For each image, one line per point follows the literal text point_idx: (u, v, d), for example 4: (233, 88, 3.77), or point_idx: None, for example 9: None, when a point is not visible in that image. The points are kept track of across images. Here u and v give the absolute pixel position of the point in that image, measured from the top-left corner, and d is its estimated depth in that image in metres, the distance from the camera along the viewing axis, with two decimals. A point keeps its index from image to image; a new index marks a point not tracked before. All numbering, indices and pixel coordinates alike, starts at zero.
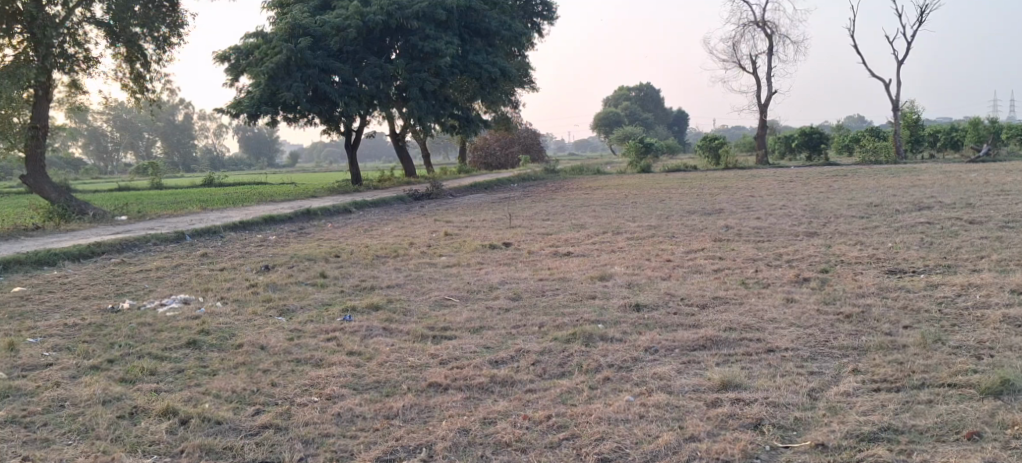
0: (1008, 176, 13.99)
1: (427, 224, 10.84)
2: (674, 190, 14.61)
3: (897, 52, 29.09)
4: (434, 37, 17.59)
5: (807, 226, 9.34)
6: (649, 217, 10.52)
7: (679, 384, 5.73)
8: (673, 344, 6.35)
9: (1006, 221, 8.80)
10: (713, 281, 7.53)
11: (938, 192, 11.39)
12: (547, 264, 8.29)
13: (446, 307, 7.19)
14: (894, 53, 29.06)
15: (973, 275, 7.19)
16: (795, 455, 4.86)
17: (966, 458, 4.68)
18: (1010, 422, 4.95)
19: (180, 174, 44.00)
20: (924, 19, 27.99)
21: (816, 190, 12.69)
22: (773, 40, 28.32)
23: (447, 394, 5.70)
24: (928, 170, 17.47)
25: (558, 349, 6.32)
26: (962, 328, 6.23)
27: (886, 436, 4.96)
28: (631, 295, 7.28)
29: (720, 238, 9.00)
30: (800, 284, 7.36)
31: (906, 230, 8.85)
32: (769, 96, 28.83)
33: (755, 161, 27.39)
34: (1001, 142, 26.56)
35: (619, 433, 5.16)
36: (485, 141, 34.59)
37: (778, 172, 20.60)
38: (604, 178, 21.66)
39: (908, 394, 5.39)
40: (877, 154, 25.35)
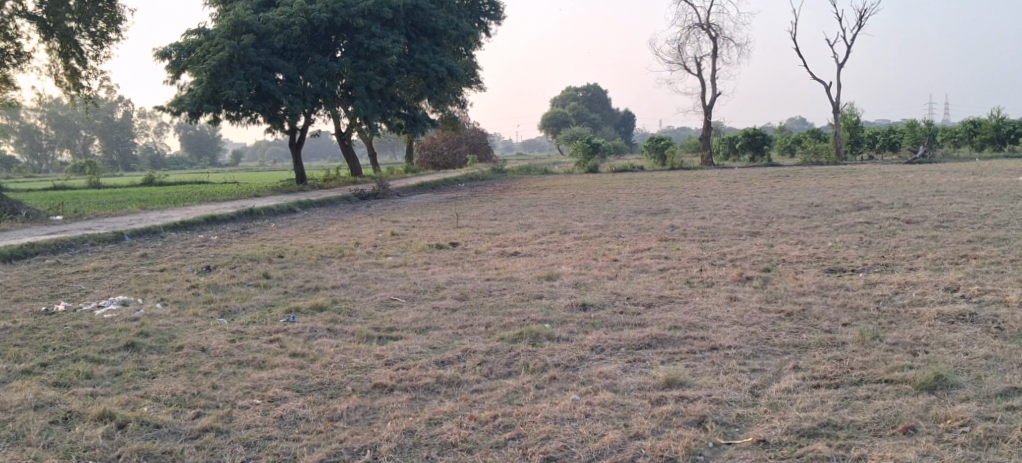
0: (941, 177, 14.34)
1: (374, 224, 10.77)
2: (620, 190, 14.72)
3: (837, 55, 29.70)
4: (380, 35, 17.53)
5: (750, 226, 9.48)
6: (596, 217, 10.58)
7: (625, 382, 5.77)
8: (619, 343, 6.40)
9: (941, 221, 9.03)
10: (658, 281, 7.61)
11: (876, 192, 11.67)
12: (494, 264, 8.30)
13: (393, 307, 7.17)
14: (835, 56, 29.66)
15: (909, 273, 7.37)
16: (736, 451, 4.93)
17: (902, 452, 4.78)
18: (944, 416, 5.06)
19: (115, 172, 43.10)
20: (863, 23, 28.62)
21: (758, 191, 12.90)
22: (717, 42, 28.71)
23: (393, 395, 5.67)
24: (865, 171, 17.93)
25: (504, 349, 6.33)
26: (899, 325, 6.38)
27: (825, 431, 5.05)
28: (577, 295, 7.32)
29: (665, 238, 9.09)
30: (743, 282, 7.47)
31: (846, 229, 9.03)
32: (714, 97, 29.22)
33: (701, 162, 27.82)
34: (936, 144, 27.33)
35: (565, 432, 5.19)
36: (432, 142, 34.46)
37: (722, 173, 20.92)
38: (555, 178, 21.76)
39: (846, 390, 5.50)
40: (818, 155, 25.97)
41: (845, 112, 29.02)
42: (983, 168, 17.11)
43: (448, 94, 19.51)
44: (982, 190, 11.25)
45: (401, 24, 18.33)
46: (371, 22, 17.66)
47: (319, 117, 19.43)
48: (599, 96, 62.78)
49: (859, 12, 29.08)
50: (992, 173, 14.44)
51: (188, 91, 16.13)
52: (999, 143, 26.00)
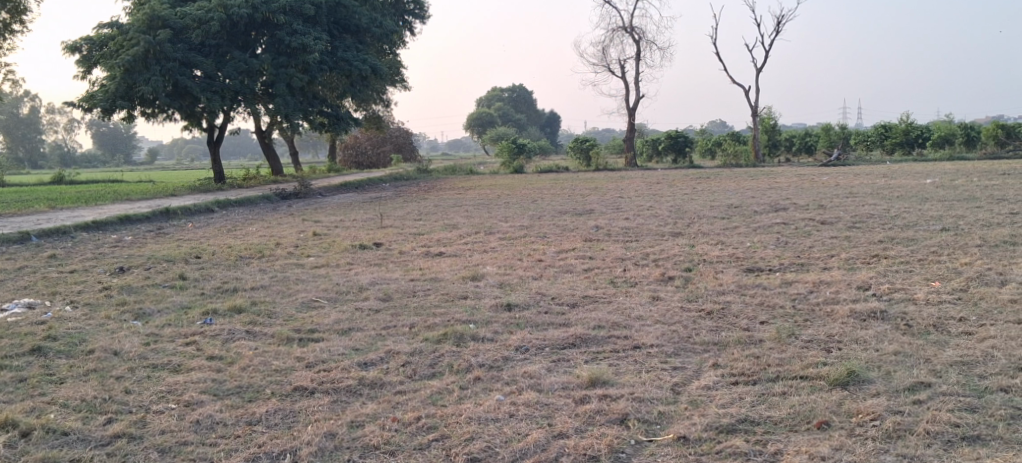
0: (853, 179, 14.80)
1: (297, 224, 10.60)
2: (545, 191, 14.81)
3: (756, 60, 30.46)
4: (302, 32, 17.28)
5: (672, 226, 9.66)
6: (521, 217, 10.63)
7: (549, 382, 5.80)
8: (543, 342, 6.43)
9: (854, 222, 9.34)
10: (582, 280, 7.68)
11: (793, 194, 12.00)
12: (418, 264, 8.27)
13: (314, 308, 7.06)
14: (754, 61, 30.41)
15: (823, 272, 7.60)
16: (657, 448, 5.00)
17: (816, 446, 4.91)
18: (856, 411, 5.22)
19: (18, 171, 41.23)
20: (780, 28, 29.41)
21: (680, 193, 13.14)
22: (640, 45, 29.12)
23: (314, 398, 5.58)
24: (781, 173, 18.47)
25: (428, 350, 6.29)
26: (814, 323, 6.57)
27: (743, 427, 5.16)
28: (502, 295, 7.34)
29: (590, 238, 9.18)
30: (665, 282, 7.60)
31: (764, 229, 9.28)
32: (638, 99, 29.64)
33: (624, 163, 28.24)
34: (849, 148, 28.27)
35: (488, 432, 5.18)
36: (356, 141, 34.07)
37: (646, 174, 21.23)
38: (483, 179, 21.78)
39: (764, 386, 5.64)
40: (738, 158, 26.59)
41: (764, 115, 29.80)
42: (892, 170, 17.80)
43: (370, 92, 19.58)
44: (891, 191, 11.70)
45: (324, 21, 18.18)
46: (293, 19, 17.43)
47: (238, 114, 19.06)
48: (524, 96, 63.14)
49: (777, 18, 29.94)
50: (900, 176, 15.03)
51: (100, 88, 15.84)
52: (908, 147, 27.14)
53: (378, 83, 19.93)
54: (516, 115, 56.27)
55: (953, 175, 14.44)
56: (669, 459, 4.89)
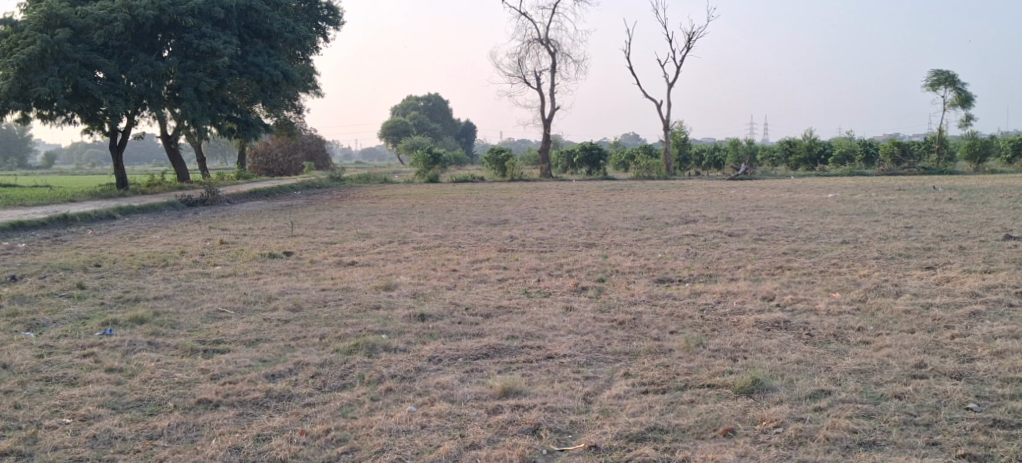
0: (760, 193, 15.26)
1: (203, 232, 10.31)
2: (461, 200, 14.80)
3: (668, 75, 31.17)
4: (211, 35, 16.88)
5: (586, 237, 9.78)
6: (436, 227, 10.59)
7: (462, 392, 5.78)
8: (456, 353, 6.41)
9: (760, 235, 9.64)
10: (497, 290, 7.70)
11: (702, 207, 12.29)
12: (330, 274, 8.14)
13: (220, 319, 6.86)
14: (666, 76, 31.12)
15: (730, 283, 7.81)
16: (568, 457, 5.03)
17: (722, 453, 5.02)
18: (759, 419, 5.36)
19: None
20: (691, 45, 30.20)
21: (593, 204, 13.31)
22: (556, 57, 29.45)
23: (219, 411, 5.42)
24: (691, 186, 18.98)
25: (339, 361, 6.19)
26: (721, 333, 6.73)
27: (651, 435, 5.24)
28: (416, 305, 7.28)
29: (504, 248, 9.21)
30: (579, 292, 7.68)
31: (674, 241, 9.49)
32: (553, 111, 29.95)
33: (539, 174, 28.43)
34: (757, 162, 29.20)
35: (399, 444, 5.13)
36: (267, 147, 32.68)
37: (562, 185, 21.45)
38: (399, 188, 21.62)
39: (672, 395, 5.74)
40: (650, 170, 27.16)
41: (677, 129, 30.49)
42: (795, 185, 18.47)
43: (282, 98, 19.32)
44: (794, 205, 12.12)
45: (234, 25, 17.78)
46: (201, 22, 17.00)
47: (144, 117, 18.44)
48: (440, 105, 63.07)
49: (687, 34, 30.74)
50: (803, 190, 15.60)
51: None
52: (811, 163, 28.13)
53: (291, 89, 19.65)
54: (432, 124, 56.10)
55: (852, 190, 15.07)
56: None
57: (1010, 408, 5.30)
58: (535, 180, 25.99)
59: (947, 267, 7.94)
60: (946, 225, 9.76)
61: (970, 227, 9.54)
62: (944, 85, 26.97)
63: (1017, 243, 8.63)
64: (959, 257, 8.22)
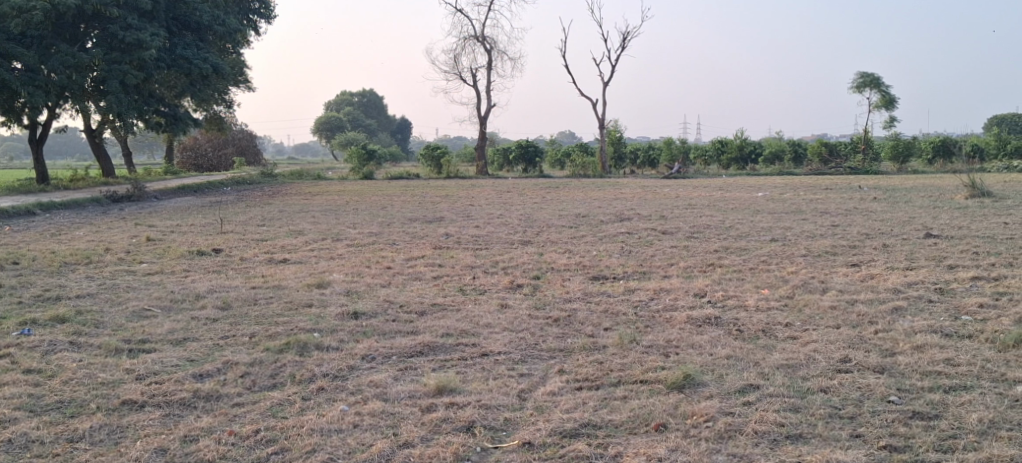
0: (693, 192, 15.48)
1: (128, 229, 10.04)
2: (395, 198, 14.69)
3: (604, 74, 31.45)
4: (137, 27, 16.42)
5: (522, 235, 9.80)
6: (370, 224, 10.50)
7: (395, 391, 5.74)
8: (390, 351, 6.36)
9: (692, 232, 9.80)
10: (432, 288, 7.66)
11: (636, 205, 12.42)
12: (260, 271, 8.00)
13: (146, 318, 6.69)
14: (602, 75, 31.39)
15: (664, 280, 7.92)
16: (502, 454, 5.04)
17: (653, 448, 5.08)
18: (690, 413, 5.44)
19: None
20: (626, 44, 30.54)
21: (529, 202, 13.35)
22: (492, 54, 29.44)
23: (144, 412, 5.29)
24: (626, 184, 19.20)
25: (269, 360, 6.09)
26: (653, 329, 6.82)
27: (585, 431, 5.28)
28: (349, 303, 7.21)
29: (439, 246, 9.19)
30: (514, 290, 7.69)
31: (609, 239, 9.58)
32: (490, 108, 29.95)
33: (476, 171, 28.49)
34: (690, 160, 29.67)
35: (331, 444, 5.07)
36: (195, 142, 32.50)
37: (498, 182, 21.46)
38: (334, 184, 21.37)
39: (606, 391, 5.80)
40: (585, 169, 27.32)
41: (612, 128, 30.78)
42: (727, 184, 18.81)
43: (211, 92, 18.98)
44: (726, 204, 12.34)
45: (161, 16, 17.35)
46: (127, 13, 16.54)
47: (67, 110, 17.89)
48: (374, 101, 62.66)
49: (622, 34, 31.05)
50: (735, 189, 15.90)
51: None
52: (742, 162, 28.70)
53: (220, 83, 19.32)
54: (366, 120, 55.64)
55: (781, 190, 15.41)
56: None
57: (928, 400, 5.48)
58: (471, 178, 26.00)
59: (871, 264, 8.18)
60: (871, 223, 10.04)
61: (893, 226, 9.85)
62: (869, 87, 27.78)
63: (937, 241, 8.93)
64: (883, 254, 8.48)
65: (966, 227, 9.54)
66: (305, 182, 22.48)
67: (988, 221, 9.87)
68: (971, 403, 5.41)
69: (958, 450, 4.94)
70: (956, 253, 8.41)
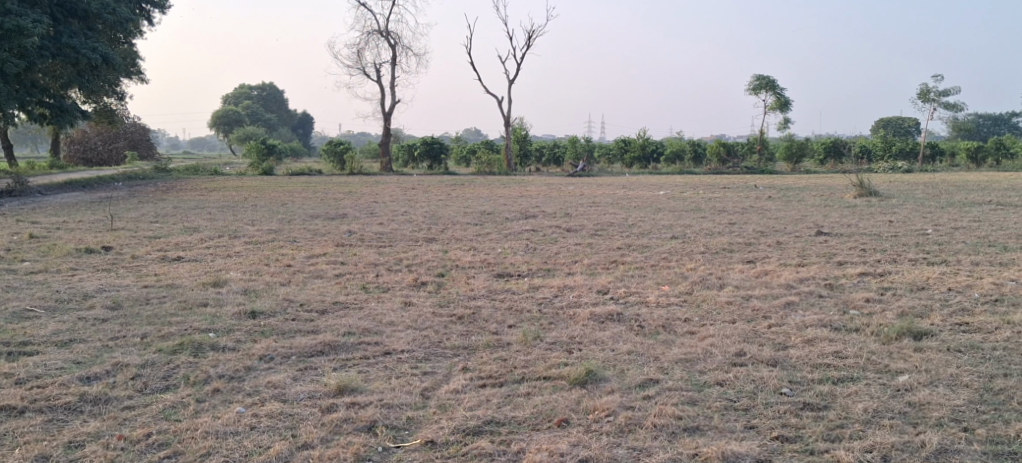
0: (597, 190, 15.73)
1: (8, 225, 9.52)
2: (297, 194, 14.43)
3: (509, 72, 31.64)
4: (18, 13, 15.55)
5: (426, 232, 9.75)
6: (270, 221, 10.26)
7: (295, 391, 5.62)
8: (289, 350, 6.23)
9: (596, 230, 9.95)
10: (334, 286, 7.54)
11: (542, 202, 12.54)
12: (153, 270, 7.72)
13: (27, 319, 6.36)
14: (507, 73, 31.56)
15: (567, 277, 8.01)
16: (404, 454, 4.99)
17: (556, 444, 5.12)
18: (592, 408, 5.51)
19: None
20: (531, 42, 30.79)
21: (434, 198, 13.31)
22: (396, 49, 29.17)
23: (25, 419, 5.04)
24: (531, 182, 19.33)
25: (161, 362, 5.88)
26: (557, 326, 6.88)
27: (488, 428, 5.28)
28: (246, 302, 7.03)
29: (342, 243, 9.04)
30: (418, 287, 7.64)
31: (514, 236, 9.63)
32: (394, 103, 29.67)
33: (380, 167, 28.19)
34: (594, 159, 30.10)
35: (226, 446, 4.94)
36: (83, 135, 30.57)
37: (402, 179, 21.27)
38: (232, 180, 20.71)
39: (509, 388, 5.82)
40: (491, 166, 27.35)
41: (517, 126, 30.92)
42: (630, 182, 19.18)
43: (100, 84, 18.22)
44: (628, 202, 12.58)
45: (44, 3, 16.46)
46: None
47: None
48: (275, 94, 61.30)
49: (528, 32, 31.28)
50: (637, 188, 16.17)
51: None
52: (645, 161, 29.33)
53: (110, 75, 18.55)
54: (268, 114, 54.41)
55: (681, 188, 15.78)
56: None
57: (818, 391, 5.70)
58: (375, 174, 25.61)
59: (765, 261, 8.46)
60: (766, 221, 10.38)
61: (787, 224, 10.20)
62: (765, 90, 28.77)
63: (827, 238, 9.30)
64: (777, 252, 8.77)
65: (854, 225, 9.96)
66: (202, 178, 21.75)
67: (875, 219, 10.34)
68: (857, 393, 5.64)
69: (845, 438, 5.13)
70: (844, 250, 8.77)
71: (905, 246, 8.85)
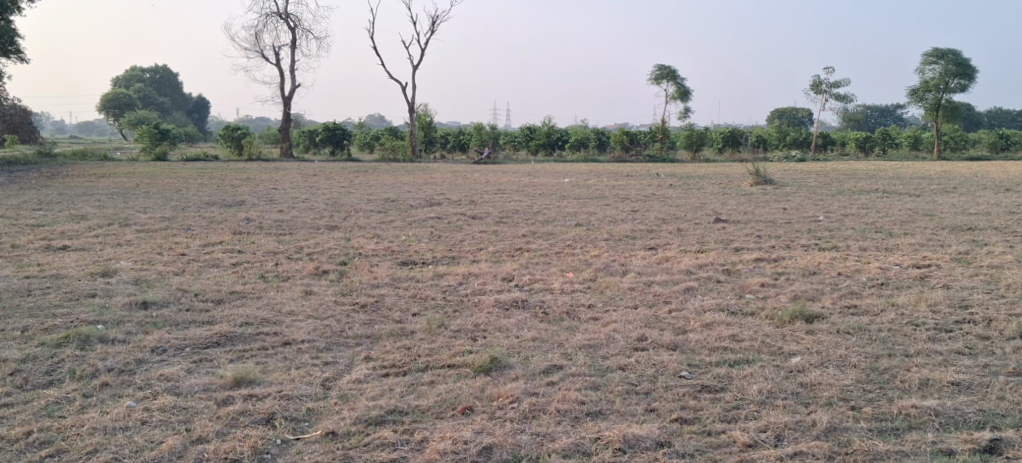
0: (502, 177, 15.77)
1: None
2: (191, 180, 13.97)
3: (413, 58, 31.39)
4: None
5: (328, 220, 9.57)
6: (163, 208, 9.89)
7: (189, 384, 5.43)
8: (183, 342, 6.01)
9: (501, 217, 9.96)
10: (230, 275, 7.32)
11: (447, 190, 12.49)
12: (35, 259, 7.34)
13: None
14: (411, 59, 31.29)
15: (472, 265, 7.99)
16: (304, 446, 4.87)
17: (459, 431, 5.07)
18: (496, 395, 5.49)
19: None
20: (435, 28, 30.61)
21: (336, 185, 13.11)
22: (296, 33, 28.49)
23: None
24: (437, 170, 19.23)
25: (44, 356, 5.59)
26: (461, 313, 6.86)
27: (391, 418, 5.20)
28: (138, 292, 6.76)
29: (239, 231, 8.78)
30: (319, 276, 7.49)
31: (419, 223, 9.56)
32: (294, 88, 28.97)
33: (280, 153, 27.53)
34: (499, 146, 30.16)
35: (115, 443, 4.74)
36: None
37: (302, 166, 20.82)
38: (122, 166, 19.88)
39: (413, 376, 5.75)
40: (395, 152, 27.05)
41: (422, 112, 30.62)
42: (535, 169, 19.31)
43: None
44: (533, 189, 12.65)
45: None
46: None
47: None
48: (169, 78, 59.12)
49: (433, 18, 31.09)
50: (541, 175, 16.35)
51: None
52: (550, 148, 29.51)
53: None
54: (163, 98, 52.39)
55: (585, 176, 15.97)
56: (315, 456, 4.78)
57: (715, 374, 5.83)
58: (275, 160, 25.00)
59: (666, 247, 8.63)
60: (667, 209, 10.60)
61: (688, 211, 10.43)
62: (666, 80, 29.39)
63: (725, 225, 9.56)
64: (677, 238, 8.96)
65: (751, 213, 10.28)
66: (90, 163, 20.80)
67: (770, 206, 10.70)
68: (752, 375, 5.79)
69: (741, 419, 5.25)
70: (741, 236, 9.04)
71: (799, 232, 9.17)
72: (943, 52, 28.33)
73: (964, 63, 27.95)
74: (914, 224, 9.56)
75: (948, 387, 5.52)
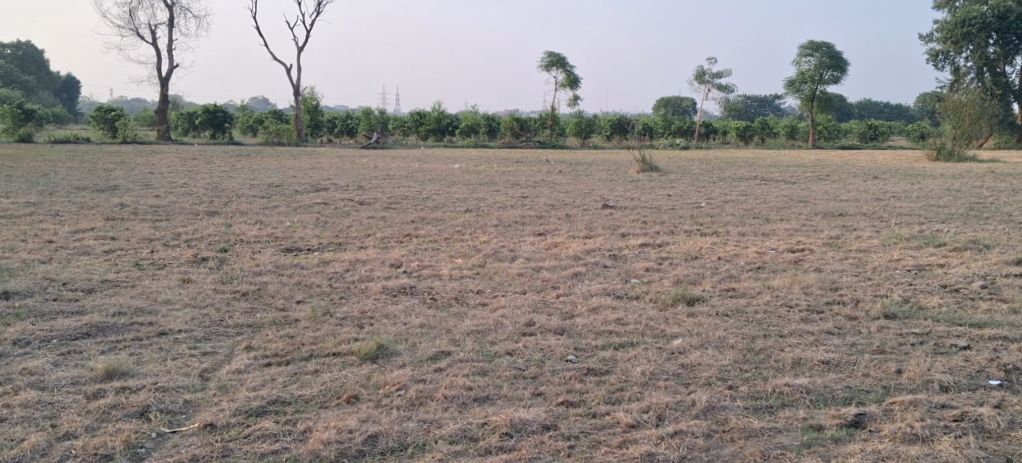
0: (391, 162, 15.64)
1: None
2: (57, 164, 13.27)
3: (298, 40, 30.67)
4: None
5: (208, 205, 9.25)
6: (26, 193, 9.35)
7: (54, 378, 5.15)
8: (50, 334, 5.70)
9: (389, 203, 9.86)
10: (102, 263, 7.00)
11: (334, 174, 12.27)
12: None
13: None
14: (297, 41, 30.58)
15: (360, 251, 7.88)
16: (180, 439, 4.69)
17: (345, 419, 4.98)
18: (383, 383, 5.42)
19: None
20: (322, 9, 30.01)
21: (217, 169, 12.72)
22: (173, 12, 27.36)
23: None
24: (322, 153, 18.87)
25: None
26: (347, 300, 6.75)
27: (273, 408, 5.06)
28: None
29: (112, 217, 8.40)
30: (198, 263, 7.24)
31: (304, 209, 9.35)
32: (172, 68, 27.85)
33: (157, 136, 26.44)
34: (388, 131, 29.96)
35: None
36: None
37: (179, 150, 20.09)
38: None
39: (296, 366, 5.62)
40: (280, 136, 26.11)
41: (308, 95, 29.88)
42: (425, 154, 19.20)
43: None
44: (422, 174, 12.57)
45: None
46: None
47: None
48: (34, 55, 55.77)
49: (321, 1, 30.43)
50: (431, 161, 16.24)
51: None
52: (439, 134, 29.66)
53: None
54: (27, 77, 49.36)
55: (475, 161, 16.00)
56: (192, 448, 4.61)
57: (600, 357, 5.93)
58: (152, 143, 24.02)
59: (555, 233, 8.73)
60: (556, 195, 10.72)
61: (576, 197, 10.58)
62: (555, 67, 29.65)
63: (612, 212, 9.73)
64: (566, 224, 9.07)
65: (636, 199, 10.50)
66: None
67: (655, 193, 10.97)
68: (636, 358, 5.92)
69: (625, 400, 5.34)
70: (628, 222, 9.23)
71: (681, 219, 9.42)
72: (818, 44, 29.48)
73: (837, 56, 29.25)
74: (789, 210, 9.96)
75: (818, 365, 5.78)
